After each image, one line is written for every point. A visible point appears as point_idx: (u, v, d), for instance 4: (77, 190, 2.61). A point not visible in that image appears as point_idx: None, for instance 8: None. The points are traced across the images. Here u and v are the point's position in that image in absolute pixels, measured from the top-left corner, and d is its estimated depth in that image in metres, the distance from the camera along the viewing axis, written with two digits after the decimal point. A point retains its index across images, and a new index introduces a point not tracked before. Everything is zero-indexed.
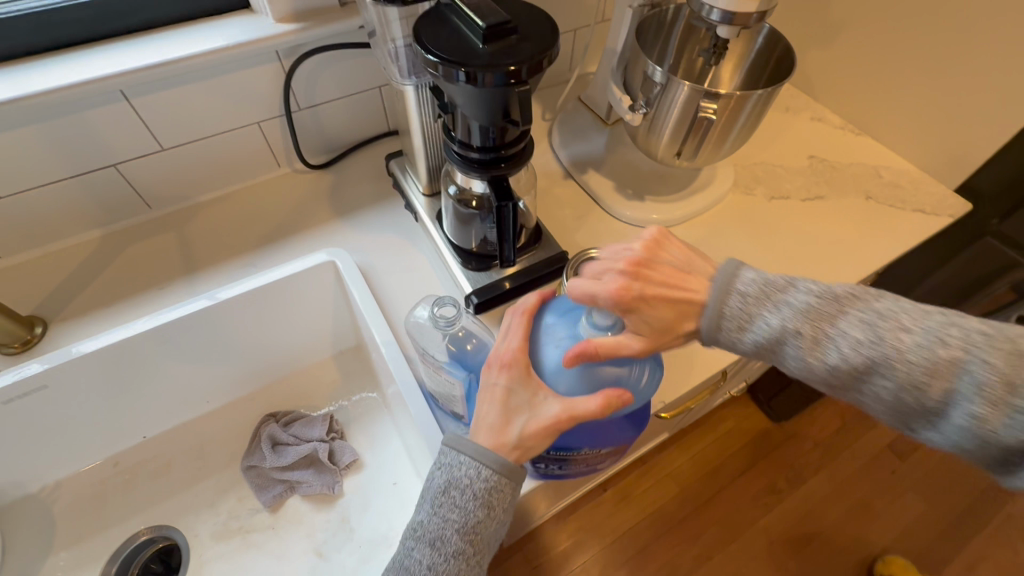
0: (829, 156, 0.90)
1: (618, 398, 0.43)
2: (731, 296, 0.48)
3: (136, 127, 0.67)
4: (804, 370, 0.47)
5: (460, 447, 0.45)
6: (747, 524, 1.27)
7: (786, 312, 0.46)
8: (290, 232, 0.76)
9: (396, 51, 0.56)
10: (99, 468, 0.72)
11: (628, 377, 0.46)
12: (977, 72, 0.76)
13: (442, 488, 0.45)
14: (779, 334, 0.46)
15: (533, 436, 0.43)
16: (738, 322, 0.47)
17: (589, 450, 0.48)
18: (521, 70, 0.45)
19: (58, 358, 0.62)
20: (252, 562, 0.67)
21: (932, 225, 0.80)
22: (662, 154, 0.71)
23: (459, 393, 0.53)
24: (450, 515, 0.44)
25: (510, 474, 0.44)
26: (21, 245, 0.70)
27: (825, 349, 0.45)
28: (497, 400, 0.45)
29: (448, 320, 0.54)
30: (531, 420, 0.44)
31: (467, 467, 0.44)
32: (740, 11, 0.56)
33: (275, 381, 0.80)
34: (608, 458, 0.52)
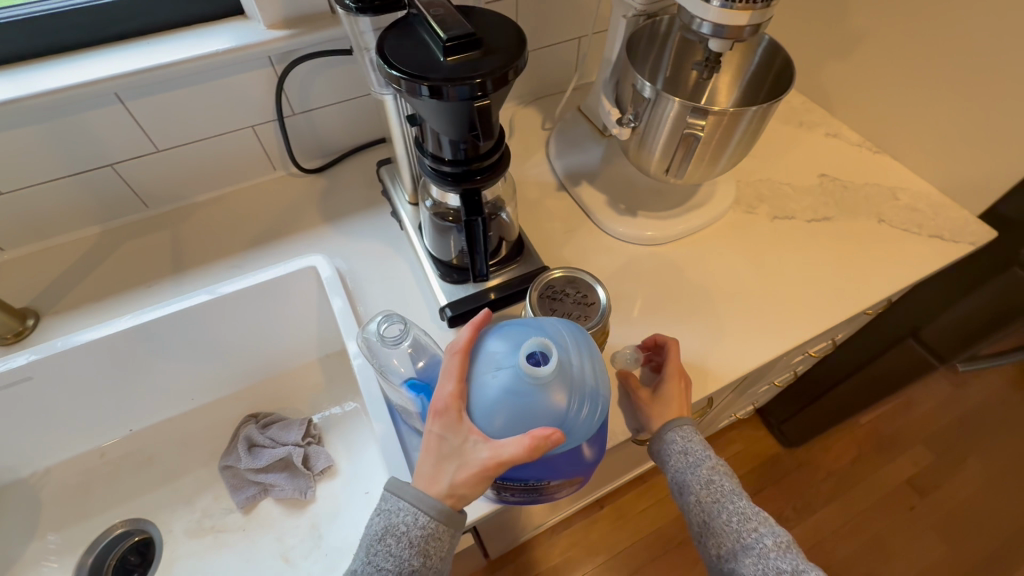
0: (842, 175, 0.85)
1: (544, 442, 0.39)
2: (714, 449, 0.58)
3: (132, 128, 0.69)
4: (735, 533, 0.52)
5: (400, 492, 0.44)
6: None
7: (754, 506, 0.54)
8: (278, 235, 0.76)
9: (372, 62, 0.56)
10: (86, 458, 0.74)
11: (575, 408, 0.42)
12: (1005, 90, 0.70)
13: (379, 534, 0.44)
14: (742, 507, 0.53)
15: (465, 476, 0.41)
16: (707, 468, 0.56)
17: (543, 483, 0.46)
18: (486, 83, 0.44)
19: (45, 350, 0.64)
20: (221, 563, 0.67)
21: (950, 253, 0.75)
22: (653, 169, 0.68)
23: (414, 411, 0.53)
24: (385, 564, 0.42)
25: (448, 521, 0.43)
26: (23, 239, 0.72)
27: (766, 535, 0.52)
28: (432, 448, 0.43)
29: (394, 338, 0.54)
30: (461, 467, 0.42)
31: (404, 514, 0.44)
32: (731, 25, 0.53)
33: (260, 381, 0.80)
34: (569, 487, 0.50)
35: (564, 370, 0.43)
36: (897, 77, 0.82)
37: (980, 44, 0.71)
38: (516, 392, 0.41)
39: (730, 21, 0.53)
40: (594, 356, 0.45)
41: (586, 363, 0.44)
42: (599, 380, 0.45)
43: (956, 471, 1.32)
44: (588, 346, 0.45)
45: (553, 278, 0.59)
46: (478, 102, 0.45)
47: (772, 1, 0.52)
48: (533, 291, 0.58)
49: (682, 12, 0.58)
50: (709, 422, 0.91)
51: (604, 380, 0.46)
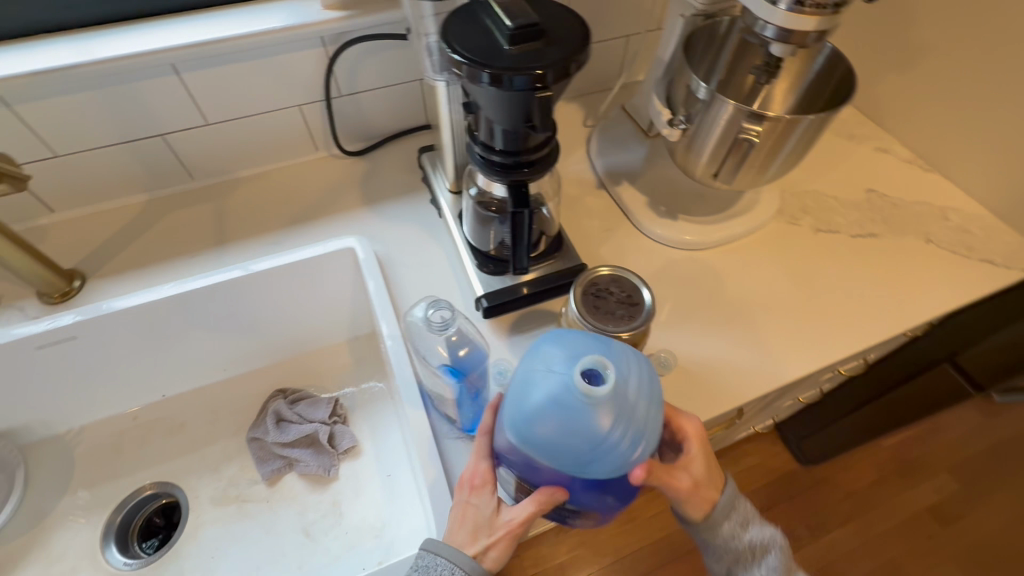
0: (890, 191, 0.83)
1: (549, 499, 0.44)
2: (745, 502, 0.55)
3: (185, 100, 0.70)
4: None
5: (438, 549, 0.45)
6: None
7: (779, 540, 0.55)
8: (318, 215, 0.77)
9: (429, 46, 0.55)
10: (120, 419, 0.76)
11: (617, 434, 0.40)
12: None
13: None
14: (769, 549, 0.54)
15: (498, 549, 0.45)
16: (744, 521, 0.54)
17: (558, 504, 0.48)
18: (547, 74, 0.43)
19: (90, 312, 0.66)
20: (244, 532, 0.69)
21: (1000, 279, 0.73)
22: (699, 173, 0.67)
23: (449, 397, 0.57)
24: None
25: None
26: (72, 202, 0.74)
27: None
28: (465, 518, 0.47)
29: (442, 324, 0.55)
30: (493, 531, 0.46)
31: (441, 568, 0.44)
32: (796, 30, 0.52)
33: (290, 357, 0.82)
34: (591, 517, 0.51)
35: (619, 399, 0.40)
36: (960, 93, 0.80)
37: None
38: (563, 402, 0.40)
39: (796, 24, 0.52)
40: (656, 400, 0.42)
41: (646, 402, 0.41)
42: (654, 422, 0.42)
43: (979, 503, 1.28)
44: (653, 384, 0.42)
45: (598, 274, 0.59)
46: (537, 94, 0.45)
47: (842, 7, 0.50)
48: (576, 288, 0.57)
49: (745, 13, 0.57)
50: (732, 433, 0.90)
51: (660, 424, 0.42)
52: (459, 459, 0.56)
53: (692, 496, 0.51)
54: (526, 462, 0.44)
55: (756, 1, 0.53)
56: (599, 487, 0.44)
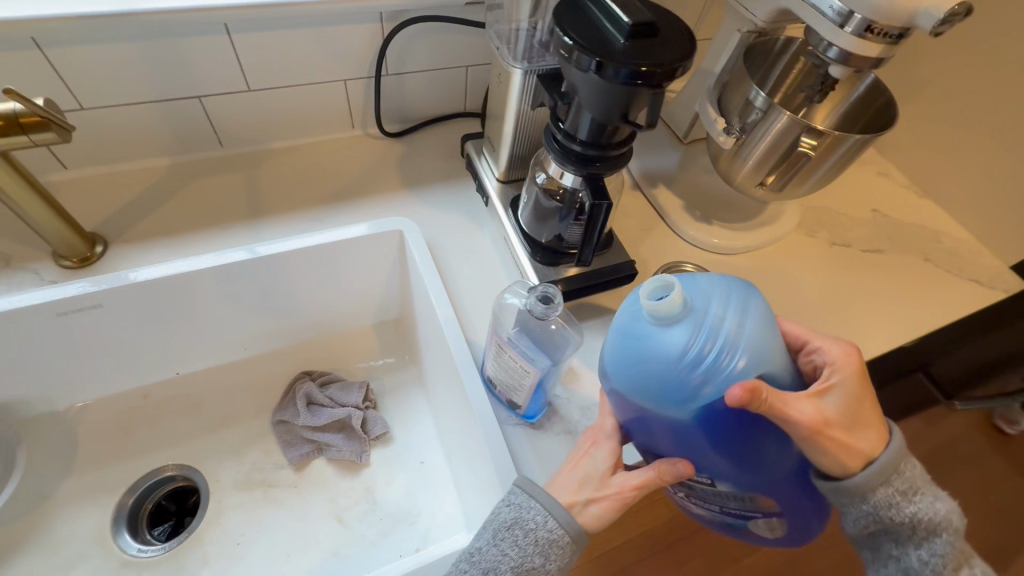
0: (891, 212, 0.90)
1: (668, 468, 0.46)
2: (911, 467, 0.47)
3: (230, 63, 0.66)
4: (929, 565, 0.47)
5: (531, 492, 0.47)
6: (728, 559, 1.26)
7: (950, 511, 0.47)
8: (358, 195, 0.75)
9: (517, 32, 0.60)
10: (128, 397, 0.71)
11: (709, 347, 0.43)
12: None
13: (508, 523, 0.46)
14: (942, 524, 0.46)
15: (599, 506, 0.47)
16: (907, 490, 0.46)
17: (701, 485, 0.49)
18: (653, 73, 0.44)
19: (112, 281, 0.61)
20: (272, 518, 0.66)
21: (986, 297, 0.81)
22: (740, 180, 0.71)
23: (528, 385, 0.52)
24: (510, 551, 0.45)
25: (575, 535, 0.46)
26: (88, 160, 0.69)
27: (961, 562, 0.47)
28: (576, 465, 0.50)
29: (544, 314, 0.51)
30: (597, 483, 0.48)
31: (535, 513, 0.46)
32: (857, 53, 0.56)
33: (315, 339, 0.79)
34: (764, 520, 0.49)
35: (690, 314, 0.45)
36: (959, 127, 0.88)
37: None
38: (634, 330, 0.47)
39: (860, 49, 0.56)
40: (738, 311, 0.44)
41: (729, 315, 0.44)
42: (742, 335, 0.44)
43: None
44: (739, 299, 0.45)
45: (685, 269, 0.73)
46: (637, 91, 0.46)
47: (902, 39, 0.55)
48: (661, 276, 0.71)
49: (808, 33, 0.61)
50: None
51: (755, 339, 0.44)
52: (519, 445, 0.57)
53: (841, 445, 0.44)
54: (637, 416, 0.48)
55: (825, 24, 0.57)
56: (725, 441, 0.45)
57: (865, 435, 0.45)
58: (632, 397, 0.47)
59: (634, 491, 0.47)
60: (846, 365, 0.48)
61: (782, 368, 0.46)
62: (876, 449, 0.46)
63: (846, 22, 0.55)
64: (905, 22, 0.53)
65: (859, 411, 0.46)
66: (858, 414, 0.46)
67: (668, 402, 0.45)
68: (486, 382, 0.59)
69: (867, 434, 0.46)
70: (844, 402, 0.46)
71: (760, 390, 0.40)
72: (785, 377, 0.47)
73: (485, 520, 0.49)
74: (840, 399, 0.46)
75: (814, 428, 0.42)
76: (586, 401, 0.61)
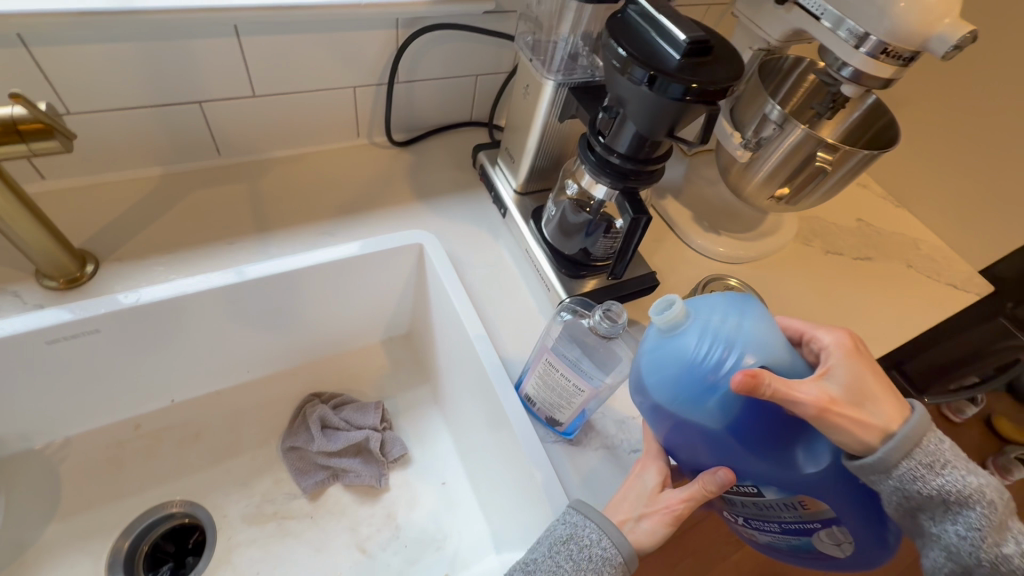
0: (874, 221, 0.96)
1: (710, 475, 0.43)
2: (933, 437, 0.42)
3: (236, 67, 0.62)
4: (968, 541, 0.40)
5: (586, 510, 0.46)
6: (719, 559, 1.22)
7: (983, 479, 0.41)
8: (368, 206, 0.72)
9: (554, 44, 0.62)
10: (118, 429, 0.65)
11: (718, 350, 0.44)
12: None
13: (562, 539, 0.44)
14: (974, 494, 0.41)
15: (651, 521, 0.46)
16: (932, 462, 0.41)
17: (753, 498, 0.46)
18: (704, 89, 0.44)
19: (94, 307, 0.55)
20: (288, 553, 0.61)
21: (965, 300, 0.87)
22: (751, 192, 0.73)
23: (583, 399, 0.52)
24: (563, 566, 0.43)
25: (627, 555, 0.44)
26: (73, 169, 0.63)
27: (1004, 536, 0.41)
28: (628, 484, 0.50)
29: (612, 331, 0.51)
30: (648, 499, 0.47)
31: (590, 530, 0.45)
32: (870, 73, 0.58)
33: (322, 358, 0.74)
34: (825, 531, 0.43)
35: (692, 320, 0.46)
36: (933, 142, 0.95)
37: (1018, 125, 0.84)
38: (647, 348, 0.48)
39: (873, 70, 0.58)
40: (736, 310, 0.45)
41: (732, 319, 0.45)
42: (744, 332, 0.44)
43: None
44: (744, 305, 0.45)
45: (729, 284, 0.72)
46: (684, 107, 0.46)
47: (912, 61, 0.57)
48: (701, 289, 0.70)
49: (823, 53, 0.63)
50: None
51: (758, 334, 0.44)
52: (560, 463, 0.56)
53: (855, 423, 0.40)
54: (666, 427, 0.47)
55: (840, 44, 0.59)
56: (751, 439, 0.43)
57: (878, 409, 0.42)
58: (657, 408, 0.46)
59: (683, 505, 0.45)
60: (843, 345, 0.45)
61: (791, 359, 0.44)
62: (892, 424, 0.41)
63: (862, 43, 0.57)
64: (918, 45, 0.55)
65: (866, 387, 0.42)
66: (866, 390, 0.42)
67: (689, 407, 0.44)
68: (523, 401, 0.58)
69: (880, 408, 0.42)
70: (850, 377, 0.43)
71: (762, 376, 0.38)
72: (795, 366, 0.44)
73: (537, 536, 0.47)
74: (847, 375, 0.43)
75: (822, 407, 0.39)
76: (620, 414, 0.60)
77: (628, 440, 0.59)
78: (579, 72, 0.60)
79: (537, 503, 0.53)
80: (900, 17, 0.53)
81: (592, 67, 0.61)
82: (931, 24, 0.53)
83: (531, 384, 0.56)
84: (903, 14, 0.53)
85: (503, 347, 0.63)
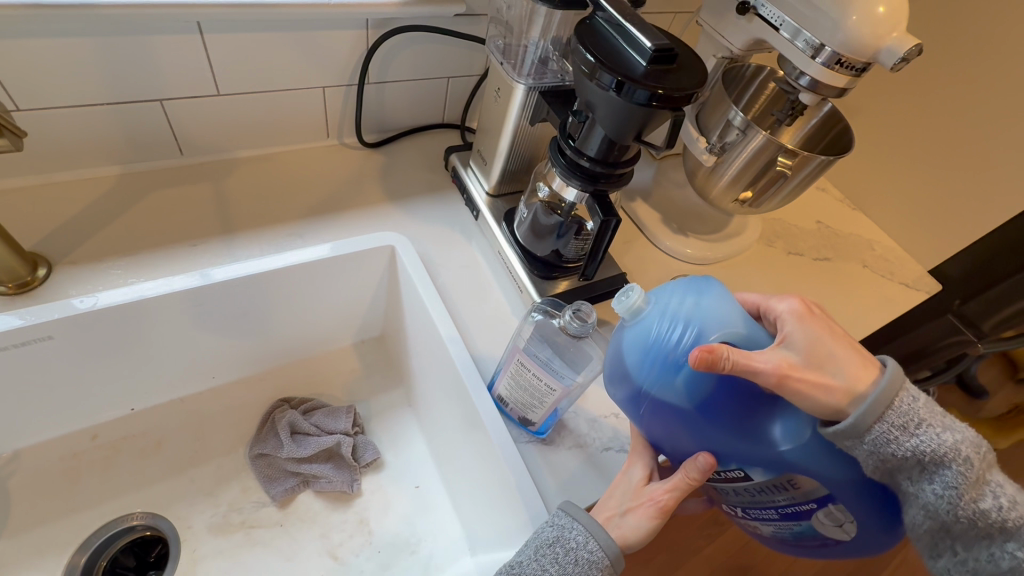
0: (833, 224, 1.00)
1: (693, 462, 0.44)
2: (906, 397, 0.42)
3: (200, 64, 0.60)
4: (945, 499, 0.41)
5: (574, 513, 0.46)
6: (690, 553, 1.25)
7: (959, 436, 0.42)
8: (338, 208, 0.71)
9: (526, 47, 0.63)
10: (72, 440, 0.62)
11: (679, 330, 0.45)
12: (976, 172, 0.89)
13: (548, 541, 0.44)
14: (949, 453, 0.41)
15: (636, 515, 0.46)
16: (906, 423, 0.41)
17: (741, 484, 0.47)
18: (669, 95, 0.46)
19: (49, 312, 0.53)
20: (256, 562, 0.60)
21: (915, 298, 0.92)
22: (716, 196, 0.76)
23: (556, 398, 0.53)
24: (549, 569, 0.42)
25: (615, 554, 0.44)
26: (22, 167, 0.60)
27: (979, 491, 0.42)
28: (616, 484, 0.50)
29: (583, 330, 0.51)
30: (635, 495, 0.47)
31: (578, 533, 0.44)
32: (825, 83, 0.61)
33: (292, 363, 0.73)
34: (823, 511, 0.43)
35: (653, 306, 0.47)
36: (886, 149, 1.00)
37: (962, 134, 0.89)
38: (618, 340, 0.49)
39: (829, 79, 0.61)
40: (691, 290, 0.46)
41: (686, 300, 0.46)
42: (702, 311, 0.46)
43: None
44: (697, 285, 0.47)
45: None
46: (651, 112, 0.47)
47: (864, 72, 0.60)
48: None
49: (782, 62, 0.66)
50: None
51: (717, 311, 0.45)
52: (534, 463, 0.56)
53: (815, 386, 0.41)
54: (646, 417, 0.48)
55: (797, 54, 0.62)
56: (727, 419, 0.44)
57: (840, 369, 0.43)
58: (634, 396, 0.47)
59: (668, 496, 0.45)
60: (796, 308, 0.46)
61: (752, 329, 0.45)
62: (857, 384, 0.43)
63: (817, 53, 0.59)
64: (868, 57, 0.58)
65: (824, 350, 0.44)
66: (825, 353, 0.43)
67: (662, 392, 0.45)
68: (496, 401, 0.58)
69: (842, 369, 0.43)
70: (808, 340, 0.44)
71: (720, 350, 0.40)
72: (754, 337, 0.45)
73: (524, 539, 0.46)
74: (804, 338, 0.44)
75: (780, 374, 0.41)
76: (592, 414, 0.61)
77: (600, 438, 0.60)
78: (549, 76, 0.62)
79: (513, 503, 0.53)
80: (853, 30, 0.56)
81: (562, 71, 0.63)
82: (881, 38, 0.56)
83: (504, 385, 0.57)
84: (856, 27, 0.56)
85: (476, 350, 0.63)
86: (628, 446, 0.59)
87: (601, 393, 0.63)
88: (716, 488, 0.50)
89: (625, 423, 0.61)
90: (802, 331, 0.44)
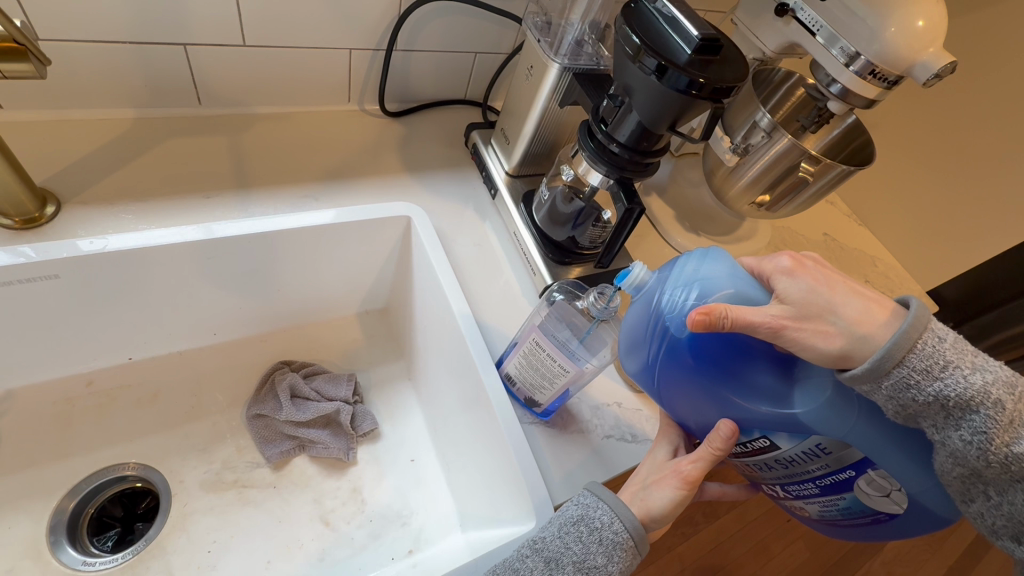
0: (842, 235, 1.00)
1: (716, 432, 0.43)
2: (931, 337, 0.39)
3: (227, 10, 0.58)
4: (974, 445, 0.38)
5: (600, 493, 0.46)
6: (666, 549, 1.27)
7: (989, 377, 0.39)
8: (353, 173, 0.70)
9: (566, 27, 0.63)
10: (68, 385, 0.61)
11: (682, 295, 0.44)
12: (984, 198, 0.91)
13: (573, 519, 0.44)
14: (977, 396, 0.38)
15: (660, 487, 0.45)
16: (930, 366, 0.38)
17: (771, 455, 0.44)
18: (708, 85, 0.45)
19: (55, 251, 0.52)
20: (247, 523, 0.59)
21: None
22: (734, 196, 0.76)
23: (566, 379, 0.53)
24: (574, 547, 0.43)
25: (638, 535, 0.44)
26: (35, 101, 0.58)
27: (1012, 433, 0.38)
28: (642, 464, 0.50)
29: (608, 311, 0.51)
30: (658, 472, 0.47)
31: (602, 512, 0.44)
32: (856, 93, 0.61)
33: (294, 327, 0.72)
34: (864, 479, 0.40)
35: (658, 277, 0.47)
36: (898, 168, 1.01)
37: (976, 160, 0.91)
38: (627, 315, 0.49)
39: (859, 89, 0.61)
40: (693, 257, 0.46)
41: (689, 266, 0.45)
42: (701, 275, 0.44)
43: None
44: (705, 252, 0.46)
45: None
46: (688, 102, 0.47)
47: (894, 86, 0.60)
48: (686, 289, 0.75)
49: (814, 68, 0.65)
50: None
51: (715, 275, 0.44)
52: (536, 444, 0.56)
53: (813, 337, 0.40)
54: (664, 389, 0.48)
55: (831, 61, 0.61)
56: (740, 383, 0.43)
57: (839, 316, 0.40)
58: (648, 365, 0.48)
59: (692, 467, 0.45)
60: (786, 264, 0.43)
61: (744, 285, 0.43)
62: (859, 327, 0.40)
63: (852, 61, 0.59)
64: (902, 70, 0.58)
65: (821, 301, 0.41)
66: (821, 304, 0.41)
67: (673, 362, 0.45)
68: (503, 381, 0.58)
69: (842, 316, 0.40)
70: (805, 297, 0.41)
71: (717, 311, 0.39)
72: (751, 293, 0.43)
73: (549, 515, 0.47)
74: (801, 293, 0.42)
75: (778, 326, 0.40)
76: (597, 401, 0.62)
77: (602, 426, 0.60)
78: (584, 58, 0.61)
79: (515, 485, 0.53)
80: (891, 41, 0.56)
81: (597, 55, 0.62)
82: (917, 52, 0.56)
83: (514, 366, 0.57)
84: (893, 39, 0.56)
85: (484, 327, 0.63)
86: (629, 435, 0.60)
87: (605, 381, 0.64)
88: (748, 463, 0.47)
89: (627, 413, 0.62)
90: (797, 288, 0.42)
